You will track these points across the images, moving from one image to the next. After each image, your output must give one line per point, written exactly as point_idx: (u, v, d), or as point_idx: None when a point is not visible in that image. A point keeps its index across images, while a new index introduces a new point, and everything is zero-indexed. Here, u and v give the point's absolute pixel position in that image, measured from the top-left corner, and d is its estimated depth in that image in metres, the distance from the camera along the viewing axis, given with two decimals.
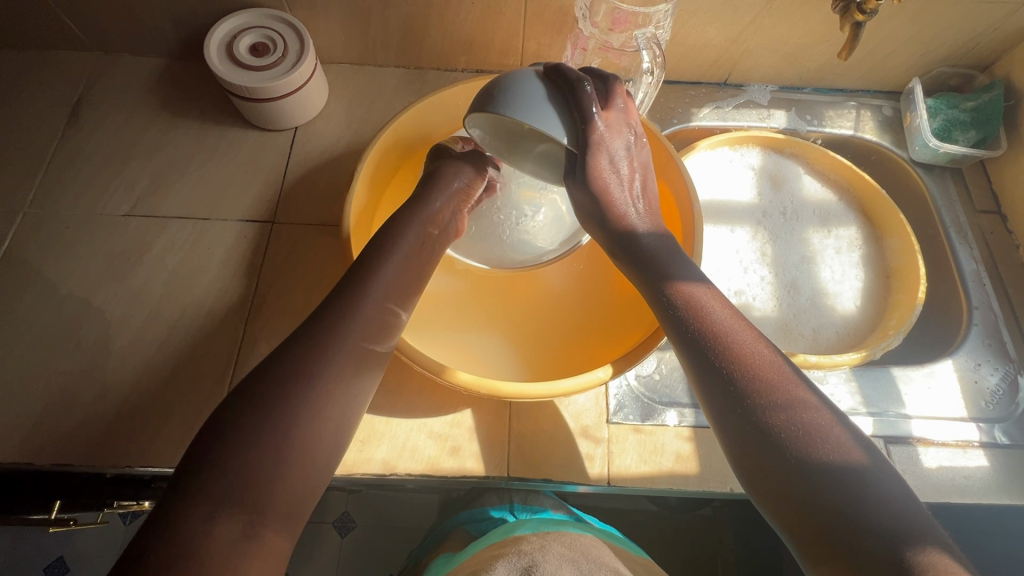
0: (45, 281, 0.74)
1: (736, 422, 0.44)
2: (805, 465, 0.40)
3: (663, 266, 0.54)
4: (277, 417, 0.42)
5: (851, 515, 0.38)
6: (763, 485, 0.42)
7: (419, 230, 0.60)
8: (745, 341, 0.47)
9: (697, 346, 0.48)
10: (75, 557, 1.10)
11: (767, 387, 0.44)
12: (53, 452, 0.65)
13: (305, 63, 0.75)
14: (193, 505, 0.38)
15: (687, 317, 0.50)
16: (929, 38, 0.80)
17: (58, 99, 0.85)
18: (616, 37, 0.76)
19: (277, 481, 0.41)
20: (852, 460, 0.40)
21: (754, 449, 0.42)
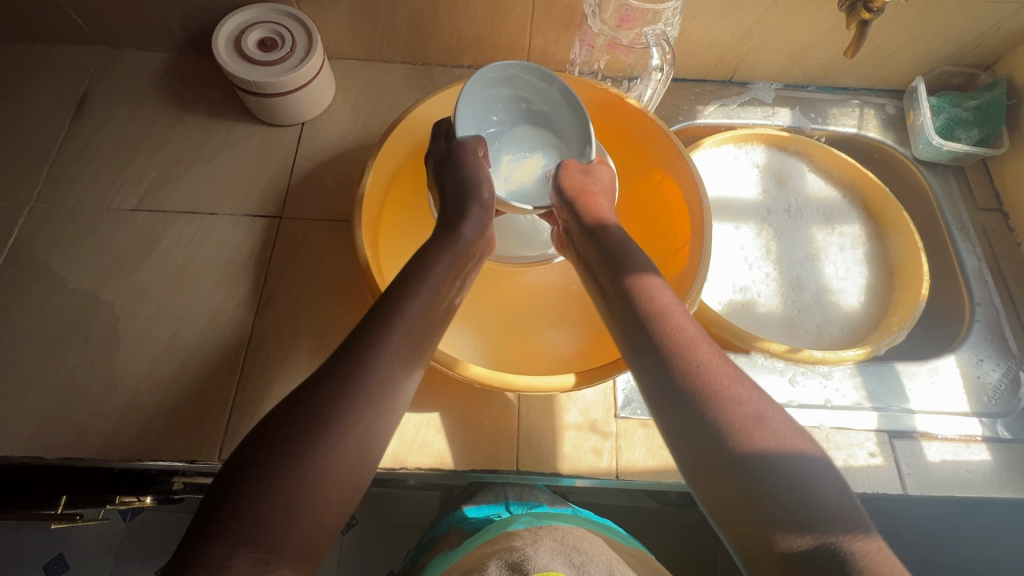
0: (53, 275, 0.74)
1: (678, 413, 0.44)
2: (741, 453, 0.40)
3: (625, 260, 0.55)
4: (309, 437, 0.40)
5: (782, 506, 0.38)
6: (700, 474, 0.42)
7: (451, 261, 0.55)
8: (688, 335, 0.47)
9: (645, 338, 0.48)
10: (75, 554, 1.09)
11: (706, 373, 0.44)
12: (62, 446, 0.65)
13: (314, 58, 0.75)
14: (217, 541, 0.36)
15: (638, 307, 0.50)
16: (934, 36, 0.81)
17: (64, 93, 0.85)
18: (624, 34, 0.78)
19: (299, 506, 0.38)
20: (785, 447, 0.41)
21: (692, 439, 0.43)
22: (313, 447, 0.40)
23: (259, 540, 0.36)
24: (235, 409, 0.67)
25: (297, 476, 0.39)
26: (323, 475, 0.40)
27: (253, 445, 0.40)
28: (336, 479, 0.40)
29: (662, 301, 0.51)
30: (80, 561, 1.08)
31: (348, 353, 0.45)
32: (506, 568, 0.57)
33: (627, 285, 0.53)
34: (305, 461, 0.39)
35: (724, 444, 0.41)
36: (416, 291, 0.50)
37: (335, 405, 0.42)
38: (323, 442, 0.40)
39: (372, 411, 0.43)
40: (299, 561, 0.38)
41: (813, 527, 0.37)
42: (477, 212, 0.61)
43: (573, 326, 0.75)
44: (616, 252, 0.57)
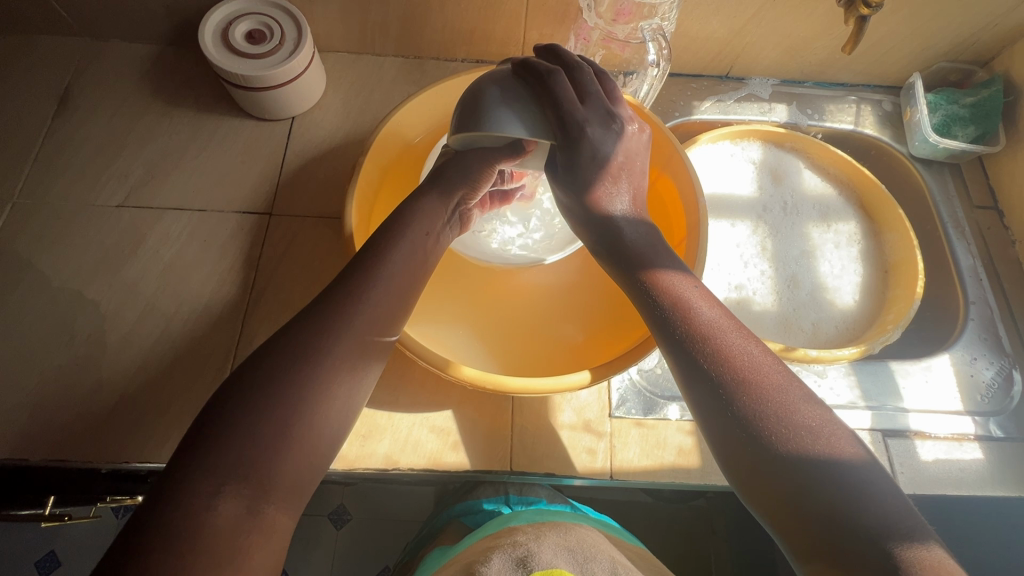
0: (37, 273, 0.73)
1: (727, 427, 0.40)
2: (800, 465, 0.37)
3: (649, 260, 0.50)
4: (288, 379, 0.41)
5: (851, 524, 0.35)
6: (760, 495, 0.39)
7: (428, 218, 0.56)
8: (732, 341, 0.43)
9: (677, 342, 0.45)
10: (65, 552, 1.08)
11: (750, 383, 0.41)
12: (48, 448, 0.64)
13: (303, 52, 0.73)
14: (201, 478, 0.37)
15: (672, 315, 0.46)
16: (932, 32, 0.80)
17: (47, 85, 0.83)
18: (620, 28, 0.76)
19: (284, 444, 0.40)
20: (835, 447, 0.38)
21: (733, 443, 0.40)
22: (296, 391, 0.41)
23: (245, 477, 0.38)
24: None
25: (276, 416, 0.40)
26: (308, 418, 0.41)
27: (230, 389, 0.41)
28: (318, 420, 0.42)
29: (690, 301, 0.47)
30: (71, 558, 1.08)
31: (319, 335, 0.44)
32: (511, 564, 0.56)
33: (650, 287, 0.48)
34: (284, 400, 0.40)
35: (769, 448, 0.38)
36: (391, 247, 0.51)
37: (314, 348, 0.43)
38: (304, 385, 0.42)
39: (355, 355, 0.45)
40: (284, 502, 0.39)
41: (866, 534, 0.34)
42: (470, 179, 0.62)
43: (567, 325, 0.74)
44: (635, 249, 0.51)
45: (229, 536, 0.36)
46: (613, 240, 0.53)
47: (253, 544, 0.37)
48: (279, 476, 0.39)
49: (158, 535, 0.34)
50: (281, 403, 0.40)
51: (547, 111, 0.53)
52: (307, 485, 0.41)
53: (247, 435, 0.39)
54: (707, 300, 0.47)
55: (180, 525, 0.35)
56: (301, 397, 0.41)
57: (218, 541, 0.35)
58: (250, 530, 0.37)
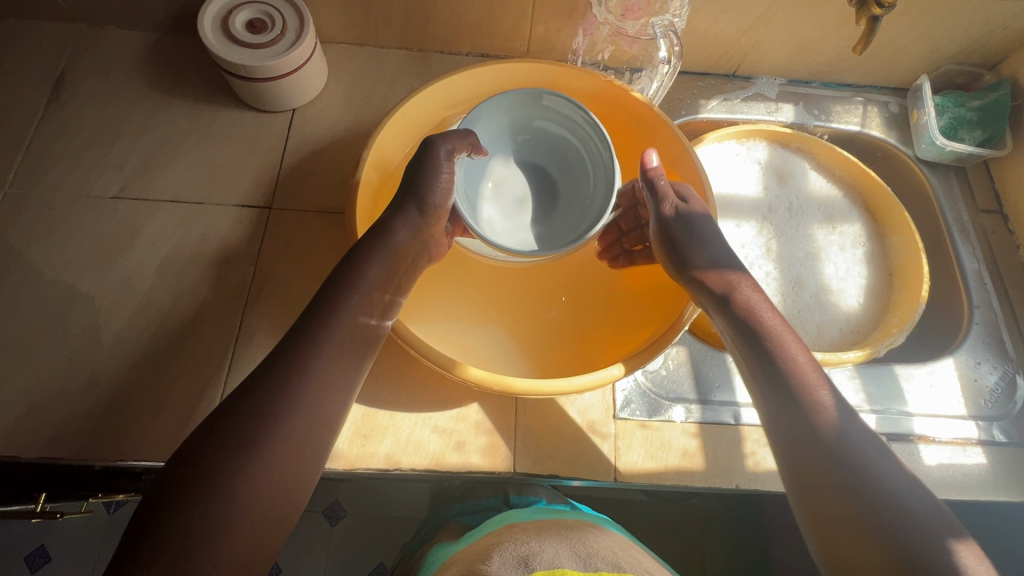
0: (30, 265, 0.71)
1: (789, 420, 0.46)
2: (849, 462, 0.42)
3: (721, 265, 0.56)
4: (238, 452, 0.40)
5: (891, 519, 0.40)
6: (808, 484, 0.43)
7: (383, 260, 0.54)
8: (795, 348, 0.49)
9: (754, 344, 0.50)
10: (55, 547, 1.07)
11: (810, 387, 0.46)
12: (41, 444, 0.62)
13: (305, 43, 0.72)
14: (137, 564, 0.35)
15: (742, 313, 0.51)
16: (941, 34, 0.79)
17: (41, 72, 0.80)
18: (630, 24, 0.76)
19: (232, 522, 0.38)
20: (881, 459, 0.43)
21: (794, 443, 0.45)
22: (247, 464, 0.40)
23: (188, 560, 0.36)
24: (224, 383, 0.66)
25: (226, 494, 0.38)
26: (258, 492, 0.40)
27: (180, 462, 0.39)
28: (271, 488, 0.41)
29: (764, 311, 0.51)
30: (61, 553, 1.06)
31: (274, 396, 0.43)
32: (514, 562, 0.55)
33: (726, 294, 0.53)
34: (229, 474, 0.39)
35: (829, 450, 0.43)
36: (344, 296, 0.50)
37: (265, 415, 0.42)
38: (255, 456, 0.40)
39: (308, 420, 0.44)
40: None
41: (905, 528, 0.39)
42: (413, 216, 0.58)
43: (572, 326, 0.72)
44: (712, 256, 0.56)
45: None
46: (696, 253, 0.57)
47: None
48: (225, 555, 0.37)
49: None
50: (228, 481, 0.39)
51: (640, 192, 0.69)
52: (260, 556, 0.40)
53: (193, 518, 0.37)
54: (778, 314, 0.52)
55: None
56: (251, 472, 0.40)
57: None
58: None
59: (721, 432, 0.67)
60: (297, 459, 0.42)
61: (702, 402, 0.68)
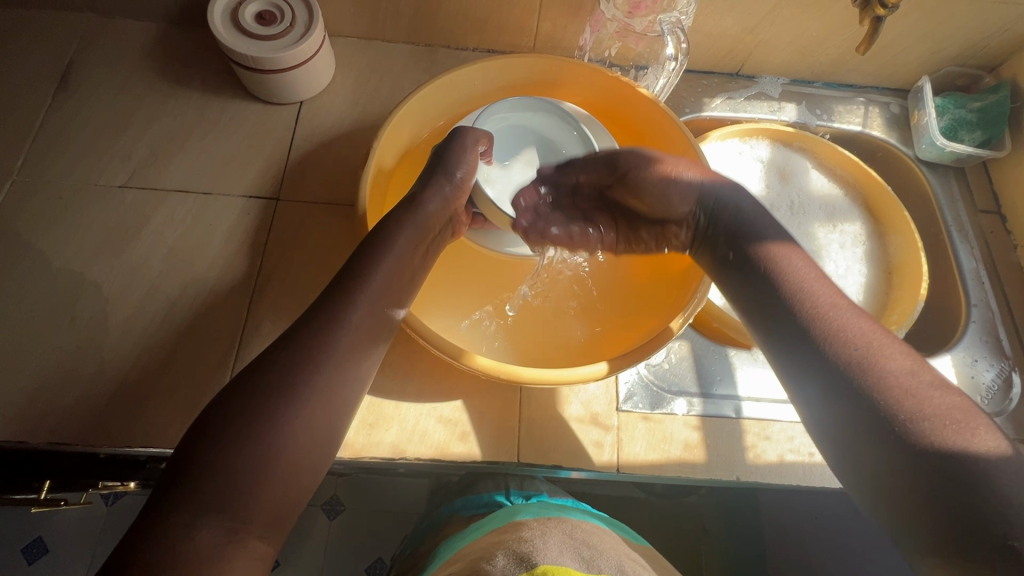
0: (37, 253, 0.71)
1: (831, 385, 0.46)
2: (897, 426, 0.42)
3: (754, 233, 0.56)
4: (266, 407, 0.42)
5: (944, 482, 0.39)
6: (851, 449, 0.44)
7: (414, 230, 0.55)
8: (839, 313, 0.48)
9: (793, 311, 0.50)
10: (54, 537, 1.07)
11: (858, 348, 0.45)
12: (48, 431, 0.63)
13: (314, 35, 0.72)
14: (177, 511, 0.37)
15: (779, 281, 0.52)
16: (943, 36, 0.80)
17: (48, 62, 0.81)
18: (638, 21, 0.76)
19: (263, 475, 0.40)
20: (944, 422, 0.41)
21: (839, 413, 0.45)
22: (273, 420, 0.42)
23: (224, 510, 0.38)
24: (232, 369, 0.67)
25: (254, 447, 0.40)
26: (283, 449, 0.41)
27: (208, 426, 0.41)
28: (295, 453, 0.42)
29: (801, 278, 0.51)
30: (60, 545, 1.06)
31: (301, 364, 0.44)
32: (514, 559, 0.56)
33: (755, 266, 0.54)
34: (258, 433, 0.41)
35: (877, 413, 0.43)
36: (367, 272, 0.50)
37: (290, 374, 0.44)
38: (279, 414, 0.42)
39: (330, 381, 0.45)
40: (263, 531, 0.40)
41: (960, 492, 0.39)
42: (446, 189, 0.60)
43: (576, 317, 0.72)
44: (740, 225, 0.57)
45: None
46: (732, 233, 0.57)
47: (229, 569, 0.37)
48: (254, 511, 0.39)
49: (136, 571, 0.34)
50: (255, 437, 0.41)
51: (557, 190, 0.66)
52: (282, 520, 0.41)
53: (224, 468, 0.39)
54: (819, 278, 0.52)
55: (158, 558, 0.35)
56: (272, 433, 0.41)
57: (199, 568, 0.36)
58: (228, 559, 0.37)
59: (722, 424, 0.68)
60: (314, 433, 0.43)
61: (704, 395, 0.69)
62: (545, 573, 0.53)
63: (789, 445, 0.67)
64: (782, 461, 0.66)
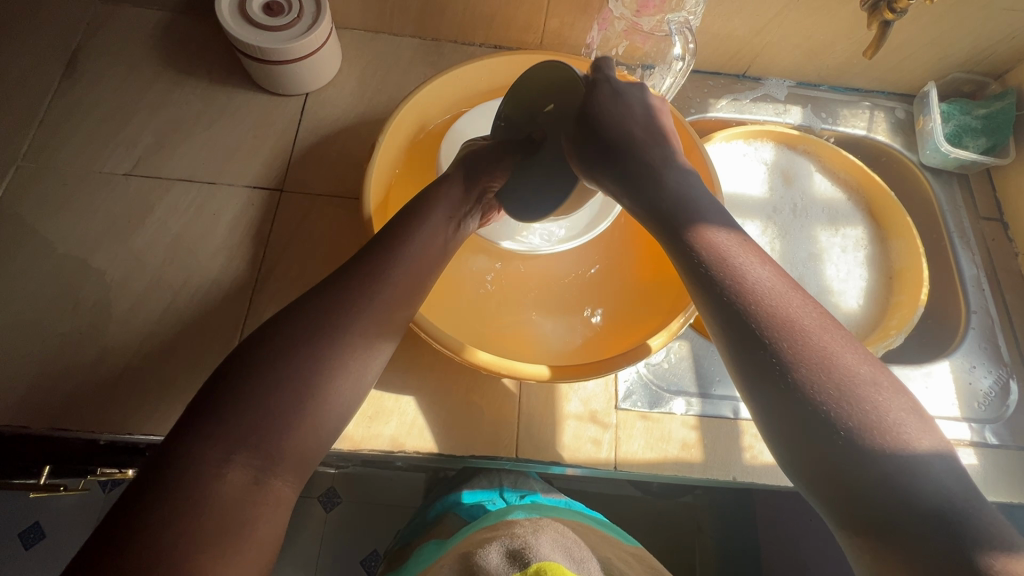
0: (41, 239, 0.71)
1: (783, 402, 0.39)
2: (858, 448, 0.36)
3: (691, 215, 0.47)
4: (287, 355, 0.43)
5: (912, 510, 0.34)
6: (816, 476, 0.38)
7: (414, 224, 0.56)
8: (788, 312, 0.41)
9: (736, 312, 0.42)
10: (52, 522, 1.07)
11: (809, 357, 0.39)
12: (49, 416, 0.63)
13: (321, 27, 0.72)
14: (211, 446, 0.38)
15: (720, 274, 0.44)
16: (950, 43, 0.80)
17: (54, 48, 0.81)
18: (645, 20, 0.77)
19: (293, 419, 0.41)
20: (902, 435, 0.36)
21: (791, 426, 0.39)
22: (297, 368, 0.42)
23: (254, 450, 0.39)
24: None
25: (278, 394, 0.41)
26: (310, 396, 0.42)
27: (236, 373, 0.42)
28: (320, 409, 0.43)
29: (749, 275, 0.43)
30: (57, 529, 1.07)
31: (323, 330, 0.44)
32: (507, 555, 0.56)
33: (704, 262, 0.45)
34: (288, 380, 0.42)
35: (835, 435, 0.37)
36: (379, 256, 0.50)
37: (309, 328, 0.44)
38: (309, 362, 0.43)
39: (344, 347, 0.45)
40: (290, 474, 0.41)
41: (934, 525, 0.33)
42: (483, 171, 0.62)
43: (577, 315, 0.73)
44: (684, 211, 0.48)
45: (225, 521, 0.37)
46: (672, 217, 0.48)
47: (256, 513, 0.39)
48: (281, 460, 0.41)
49: (169, 503, 0.36)
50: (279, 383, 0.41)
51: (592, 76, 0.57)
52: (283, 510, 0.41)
53: (251, 408, 0.40)
54: (771, 272, 0.44)
55: (187, 493, 0.37)
56: (302, 380, 0.42)
57: (225, 508, 0.37)
58: (257, 501, 0.39)
59: (719, 424, 0.68)
60: (323, 413, 0.43)
61: (703, 396, 0.70)
62: (539, 571, 0.52)
63: None
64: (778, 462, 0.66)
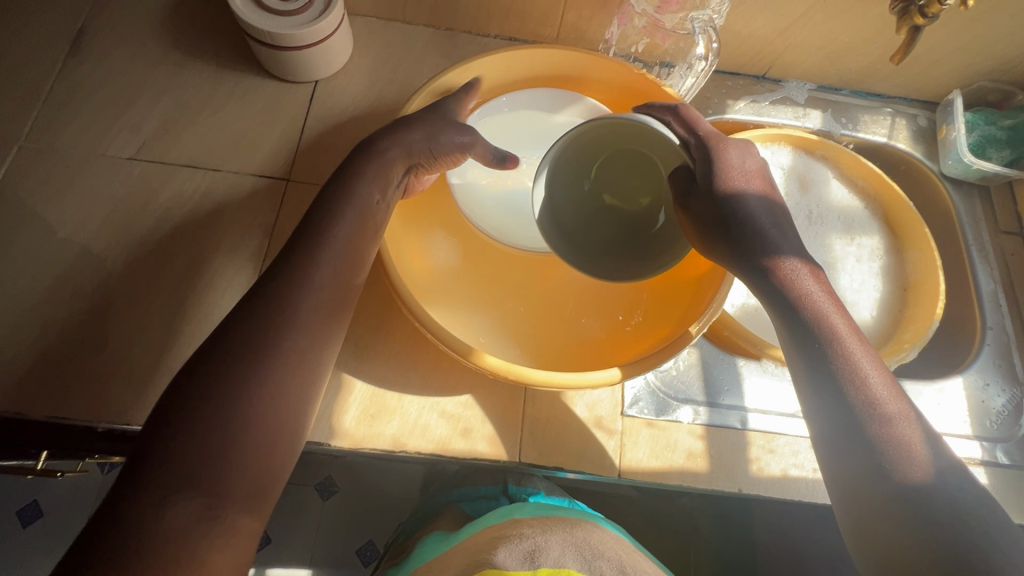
0: (42, 222, 0.70)
1: (832, 412, 0.45)
2: (889, 458, 0.43)
3: (773, 250, 0.51)
4: (230, 394, 0.43)
5: (929, 515, 0.40)
6: (849, 476, 0.44)
7: None
8: (849, 341, 0.47)
9: (804, 335, 0.48)
10: (48, 503, 1.07)
11: (861, 379, 0.45)
12: (46, 404, 0.62)
13: (332, 14, 0.70)
14: (146, 491, 0.39)
15: (794, 299, 0.49)
16: (979, 50, 0.78)
17: (59, 25, 0.79)
18: (668, 17, 0.75)
19: (231, 453, 0.42)
20: (925, 456, 0.43)
21: (835, 431, 0.45)
22: (227, 409, 0.42)
23: (197, 487, 0.40)
24: None
25: (212, 435, 0.41)
26: (249, 432, 0.43)
27: (163, 419, 0.42)
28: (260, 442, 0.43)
29: (826, 309, 0.49)
30: (54, 510, 1.07)
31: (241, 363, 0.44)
32: (518, 555, 0.55)
33: (770, 286, 0.50)
34: (220, 419, 0.42)
35: (875, 445, 0.43)
36: (316, 266, 0.50)
37: (251, 360, 0.45)
38: (239, 401, 0.43)
39: (273, 374, 0.45)
40: (242, 506, 0.42)
41: (948, 529, 0.39)
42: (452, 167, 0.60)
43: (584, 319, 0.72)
44: (768, 249, 0.51)
45: (175, 558, 0.37)
46: (760, 248, 0.51)
47: (209, 547, 0.39)
48: (228, 497, 0.41)
49: (107, 550, 0.36)
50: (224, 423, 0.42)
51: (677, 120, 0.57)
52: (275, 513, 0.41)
53: (181, 453, 0.40)
54: (840, 309, 0.49)
55: (125, 540, 0.37)
56: (231, 417, 0.42)
57: (173, 546, 0.38)
58: (205, 536, 0.39)
59: (726, 435, 0.67)
60: (278, 433, 0.45)
61: (710, 404, 0.69)
62: None
63: (793, 459, 0.66)
64: (785, 475, 0.65)
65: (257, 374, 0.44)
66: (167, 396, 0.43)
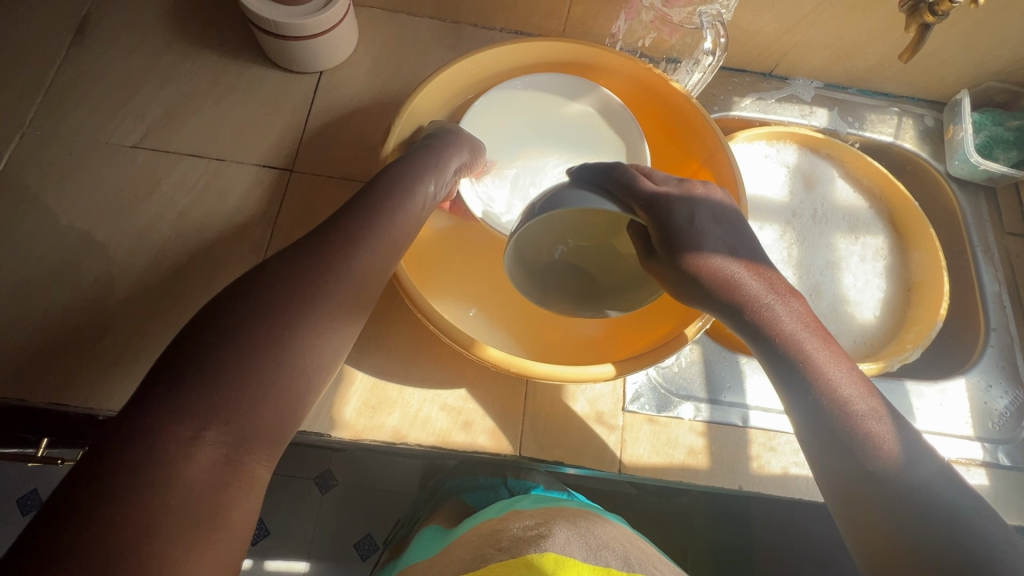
0: (45, 209, 0.70)
1: (811, 418, 0.46)
2: (869, 458, 0.43)
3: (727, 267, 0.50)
4: (263, 334, 0.41)
5: (918, 512, 0.40)
6: (836, 481, 0.44)
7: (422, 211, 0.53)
8: (812, 346, 0.47)
9: (768, 347, 0.48)
10: (48, 490, 1.07)
11: (828, 384, 0.45)
12: (47, 390, 0.62)
13: (338, 4, 0.70)
14: (178, 421, 0.37)
15: (752, 311, 0.49)
16: (988, 50, 0.78)
17: (64, 12, 0.78)
18: (676, 11, 0.74)
19: (263, 395, 0.40)
20: (902, 451, 0.43)
21: (816, 437, 0.45)
22: (262, 355, 0.41)
23: (224, 429, 0.39)
24: None
25: (246, 375, 0.40)
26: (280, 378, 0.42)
27: (196, 349, 0.40)
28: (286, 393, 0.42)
29: (784, 316, 0.48)
30: None
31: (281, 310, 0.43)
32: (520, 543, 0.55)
33: (729, 298, 0.49)
34: (255, 361, 0.40)
35: (853, 448, 0.43)
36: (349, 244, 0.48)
37: (287, 305, 0.43)
38: (274, 347, 0.42)
39: (307, 326, 0.43)
40: (263, 454, 0.41)
41: (937, 525, 0.39)
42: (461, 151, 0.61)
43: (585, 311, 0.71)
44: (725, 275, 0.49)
45: (194, 504, 0.36)
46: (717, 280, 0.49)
47: (229, 495, 0.38)
48: (251, 442, 0.40)
49: (129, 478, 0.35)
50: (239, 381, 0.40)
51: (617, 182, 0.51)
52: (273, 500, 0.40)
53: (213, 388, 0.39)
54: (799, 313, 0.49)
55: (148, 473, 0.35)
56: (264, 363, 0.41)
57: (195, 489, 0.37)
58: (227, 484, 0.38)
59: (727, 433, 0.67)
60: (305, 396, 0.43)
61: (711, 402, 0.69)
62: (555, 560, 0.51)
63: (794, 458, 0.66)
64: (786, 473, 0.65)
65: (296, 324, 0.43)
66: (198, 326, 0.42)
